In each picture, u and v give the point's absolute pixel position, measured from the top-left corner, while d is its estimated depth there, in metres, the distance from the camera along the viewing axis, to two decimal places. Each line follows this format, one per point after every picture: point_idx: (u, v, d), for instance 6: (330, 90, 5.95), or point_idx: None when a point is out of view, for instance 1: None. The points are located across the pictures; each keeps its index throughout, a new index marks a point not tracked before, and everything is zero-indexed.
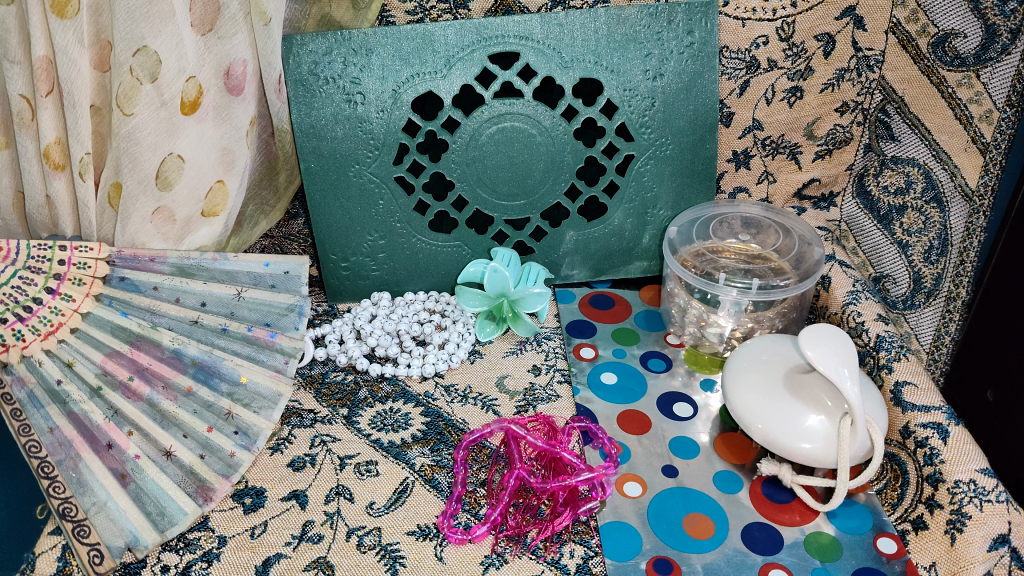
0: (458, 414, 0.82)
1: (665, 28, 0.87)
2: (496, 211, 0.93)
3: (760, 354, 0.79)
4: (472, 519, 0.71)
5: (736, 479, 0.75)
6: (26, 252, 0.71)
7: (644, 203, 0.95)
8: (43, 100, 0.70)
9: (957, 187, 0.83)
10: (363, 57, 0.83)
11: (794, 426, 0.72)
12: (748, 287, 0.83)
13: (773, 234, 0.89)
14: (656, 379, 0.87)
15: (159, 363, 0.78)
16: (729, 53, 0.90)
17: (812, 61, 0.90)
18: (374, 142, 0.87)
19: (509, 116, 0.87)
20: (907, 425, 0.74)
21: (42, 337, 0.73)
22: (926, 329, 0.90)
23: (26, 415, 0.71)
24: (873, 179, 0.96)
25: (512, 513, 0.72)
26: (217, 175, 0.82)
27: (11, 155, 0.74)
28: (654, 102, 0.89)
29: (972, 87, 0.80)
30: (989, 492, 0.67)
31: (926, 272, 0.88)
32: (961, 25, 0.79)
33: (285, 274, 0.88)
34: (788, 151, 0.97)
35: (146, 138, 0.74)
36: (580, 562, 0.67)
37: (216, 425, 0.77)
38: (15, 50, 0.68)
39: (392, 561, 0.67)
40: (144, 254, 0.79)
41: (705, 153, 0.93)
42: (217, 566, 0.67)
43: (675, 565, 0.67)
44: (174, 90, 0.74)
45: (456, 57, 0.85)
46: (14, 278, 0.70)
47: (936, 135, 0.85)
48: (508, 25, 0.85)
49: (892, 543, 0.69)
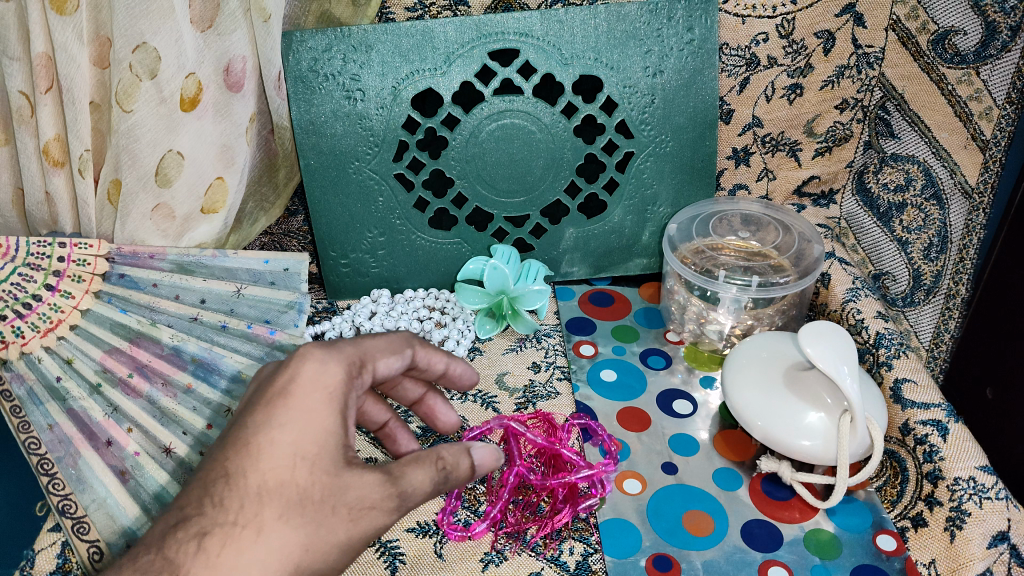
0: (458, 411, 0.82)
1: (665, 25, 0.87)
2: (497, 208, 0.93)
3: (760, 351, 0.79)
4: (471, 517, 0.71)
5: (736, 476, 0.75)
6: (26, 248, 0.74)
7: (644, 200, 0.95)
8: (43, 96, 0.70)
9: (957, 184, 0.84)
10: (363, 53, 0.83)
11: (794, 423, 0.72)
12: (748, 284, 0.83)
13: (773, 231, 0.89)
14: (656, 376, 0.87)
15: (159, 360, 0.77)
16: (729, 50, 0.89)
17: (812, 58, 0.90)
18: (374, 139, 0.87)
19: (509, 113, 0.87)
20: (906, 422, 0.74)
21: (42, 333, 0.75)
22: (925, 327, 0.91)
23: (26, 412, 0.71)
24: (873, 176, 0.95)
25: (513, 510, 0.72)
26: (217, 171, 0.81)
27: (11, 152, 0.75)
28: (654, 99, 0.89)
29: (972, 84, 0.80)
30: (989, 489, 0.67)
31: (926, 268, 0.89)
32: (960, 22, 0.79)
33: (285, 271, 0.86)
34: (788, 148, 0.97)
35: (145, 134, 0.74)
36: (580, 559, 0.68)
37: (215, 421, 0.75)
38: (15, 47, 0.68)
39: (392, 558, 0.67)
40: (144, 250, 0.79)
41: (705, 150, 0.93)
42: None
43: (675, 562, 0.67)
44: (173, 87, 0.74)
45: (456, 54, 0.85)
46: (14, 274, 0.74)
47: (936, 132, 0.85)
48: (508, 22, 0.85)
49: (892, 540, 0.69)
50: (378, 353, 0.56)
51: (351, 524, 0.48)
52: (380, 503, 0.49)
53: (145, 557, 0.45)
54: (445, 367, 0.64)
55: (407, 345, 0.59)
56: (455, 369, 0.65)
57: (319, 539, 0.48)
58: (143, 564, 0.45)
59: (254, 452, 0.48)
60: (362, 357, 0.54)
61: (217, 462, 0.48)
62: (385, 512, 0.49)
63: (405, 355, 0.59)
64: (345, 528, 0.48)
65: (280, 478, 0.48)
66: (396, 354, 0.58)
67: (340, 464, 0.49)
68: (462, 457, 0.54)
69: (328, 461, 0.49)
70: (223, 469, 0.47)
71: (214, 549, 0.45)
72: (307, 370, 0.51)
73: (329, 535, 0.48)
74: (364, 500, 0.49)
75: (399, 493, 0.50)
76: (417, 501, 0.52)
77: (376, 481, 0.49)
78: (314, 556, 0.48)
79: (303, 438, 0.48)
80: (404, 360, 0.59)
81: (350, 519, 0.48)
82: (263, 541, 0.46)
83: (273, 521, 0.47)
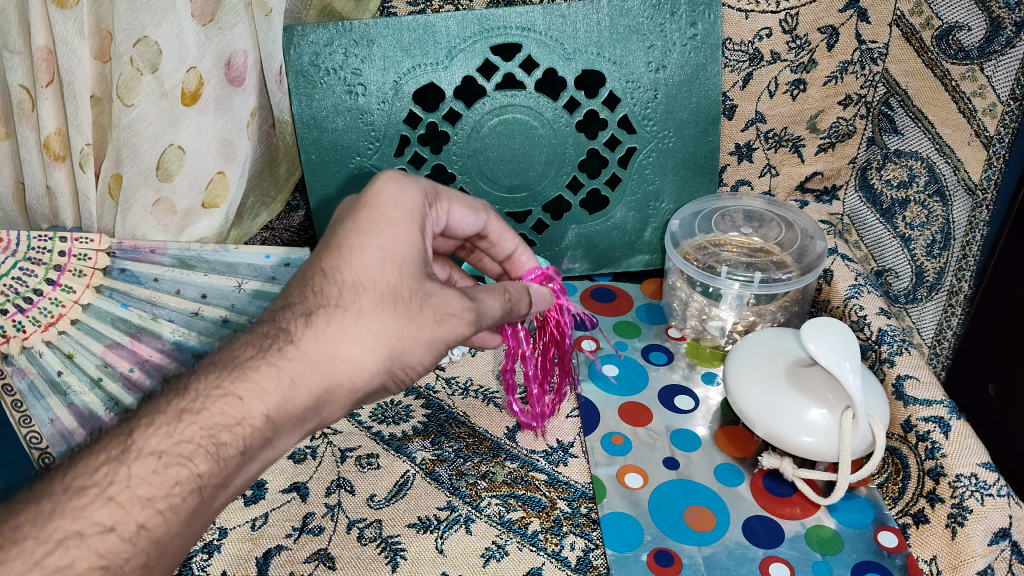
0: (459, 407, 0.82)
1: (668, 20, 0.86)
2: (497, 203, 0.93)
3: (761, 348, 0.79)
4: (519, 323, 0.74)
5: (737, 472, 0.75)
6: (26, 243, 0.73)
7: (646, 196, 0.95)
8: (43, 90, 0.70)
9: (959, 180, 0.84)
10: (364, 48, 0.83)
11: (796, 420, 0.72)
12: (750, 280, 0.83)
13: (775, 227, 0.89)
14: (657, 372, 0.86)
15: (160, 355, 0.78)
16: (733, 45, 0.89)
17: (816, 54, 0.89)
18: (374, 134, 0.87)
19: (511, 108, 0.87)
20: (908, 419, 0.74)
21: (41, 328, 0.74)
22: (927, 323, 0.91)
23: (26, 407, 0.73)
24: (875, 172, 0.95)
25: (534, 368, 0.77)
26: (218, 165, 0.81)
27: (12, 146, 0.75)
28: (657, 94, 0.89)
29: (976, 80, 0.80)
30: (990, 486, 0.67)
31: (928, 265, 0.89)
32: (965, 17, 0.79)
33: (286, 267, 0.85)
34: (790, 144, 0.96)
35: (146, 129, 0.74)
36: (581, 555, 0.67)
37: None
38: (15, 40, 0.68)
39: (392, 554, 0.67)
40: (145, 245, 0.79)
41: (707, 146, 0.93)
42: (217, 557, 0.67)
43: (675, 557, 0.67)
44: (174, 81, 0.73)
45: (457, 48, 0.84)
46: (14, 269, 0.73)
47: (940, 129, 0.85)
48: (509, 17, 0.84)
49: (893, 537, 0.69)
50: (455, 202, 0.61)
51: (435, 325, 0.53)
52: (460, 313, 0.54)
53: (262, 326, 0.51)
54: (513, 249, 0.70)
55: (483, 208, 0.65)
56: (520, 255, 0.71)
57: (409, 331, 0.52)
58: (261, 333, 0.51)
59: (342, 251, 0.52)
60: (443, 200, 0.60)
61: (314, 264, 0.52)
62: (463, 322, 0.54)
63: (479, 218, 0.64)
64: (429, 325, 0.52)
65: (370, 274, 0.51)
66: (470, 211, 0.63)
67: (422, 275, 0.53)
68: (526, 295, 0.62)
69: (413, 268, 0.52)
70: (320, 267, 0.52)
71: (319, 324, 0.50)
72: (387, 190, 0.54)
73: (417, 327, 0.52)
74: (447, 308, 0.53)
75: (476, 313, 0.55)
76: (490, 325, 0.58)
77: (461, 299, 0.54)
78: (405, 344, 0.52)
79: (387, 244, 0.52)
80: (476, 222, 0.64)
81: (434, 319, 0.53)
82: (362, 323, 0.50)
83: (370, 306, 0.51)
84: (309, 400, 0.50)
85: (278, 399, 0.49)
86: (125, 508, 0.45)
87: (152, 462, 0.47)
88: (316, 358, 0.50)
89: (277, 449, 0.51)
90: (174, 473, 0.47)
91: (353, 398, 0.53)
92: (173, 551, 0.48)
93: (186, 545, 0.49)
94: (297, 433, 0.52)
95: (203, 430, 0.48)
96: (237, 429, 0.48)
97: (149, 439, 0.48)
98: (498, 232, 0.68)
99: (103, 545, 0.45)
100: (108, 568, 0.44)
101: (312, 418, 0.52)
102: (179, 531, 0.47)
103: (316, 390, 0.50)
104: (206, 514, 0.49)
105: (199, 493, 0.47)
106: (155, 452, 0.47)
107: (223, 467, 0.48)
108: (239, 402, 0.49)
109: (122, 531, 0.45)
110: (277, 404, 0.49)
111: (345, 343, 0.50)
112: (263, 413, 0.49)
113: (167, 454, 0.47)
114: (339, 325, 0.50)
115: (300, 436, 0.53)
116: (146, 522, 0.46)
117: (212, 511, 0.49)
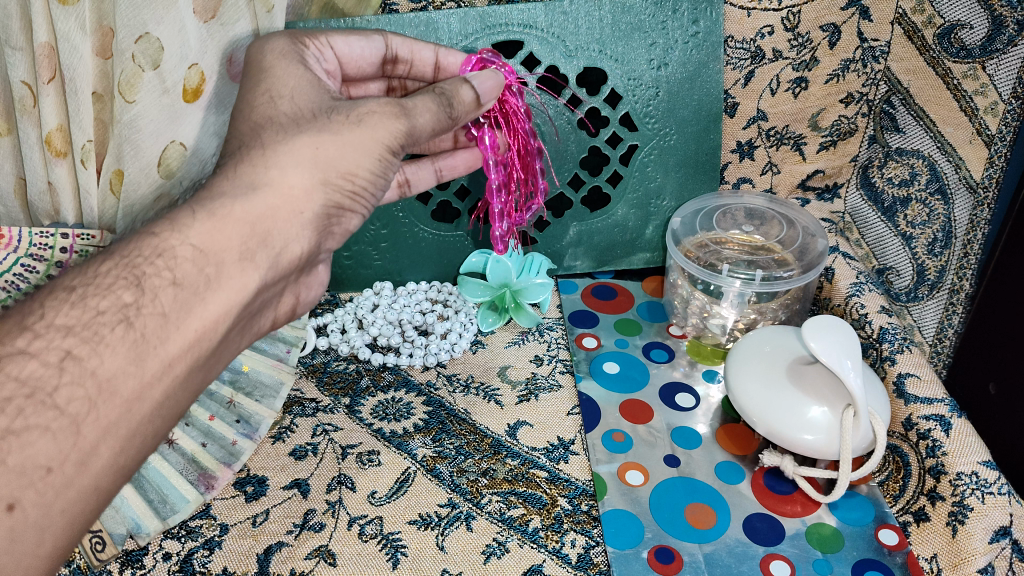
0: (460, 404, 0.82)
1: (670, 17, 0.86)
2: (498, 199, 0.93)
3: (763, 345, 0.79)
4: (481, 120, 0.72)
5: (737, 470, 0.75)
6: (29, 239, 0.68)
7: (647, 194, 0.96)
8: (44, 86, 0.70)
9: (962, 179, 0.84)
10: None
11: (796, 418, 0.72)
12: (751, 278, 0.83)
13: (777, 225, 0.89)
14: (658, 369, 0.86)
15: None
16: (735, 43, 0.88)
17: (818, 52, 0.89)
18: None
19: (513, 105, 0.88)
20: (909, 417, 0.74)
21: None
22: (929, 322, 0.91)
23: None
24: (877, 170, 0.95)
25: (504, 168, 0.75)
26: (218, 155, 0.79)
27: (14, 142, 0.75)
28: (659, 91, 0.89)
29: (977, 79, 0.79)
30: (991, 484, 0.67)
31: (930, 264, 0.89)
32: (967, 15, 0.78)
33: None
34: (793, 142, 0.96)
35: (148, 126, 0.73)
36: (582, 552, 0.67)
37: (218, 414, 0.78)
38: (17, 36, 0.68)
39: (393, 550, 0.67)
40: None
41: (709, 143, 0.93)
42: (217, 553, 0.67)
43: (676, 554, 0.67)
44: (176, 77, 0.72)
45: (459, 45, 0.84)
46: (16, 265, 0.69)
47: (942, 127, 0.85)
48: (512, 14, 0.83)
49: (894, 535, 0.69)
50: (335, 33, 0.63)
51: (355, 126, 0.51)
52: (381, 109, 0.52)
53: None
54: (433, 57, 0.70)
55: (377, 33, 0.66)
56: (446, 58, 0.70)
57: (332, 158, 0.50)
58: None
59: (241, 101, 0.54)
60: (319, 36, 0.62)
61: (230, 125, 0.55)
62: (387, 116, 0.52)
63: (372, 41, 0.66)
64: (347, 128, 0.51)
65: (265, 113, 0.52)
66: (354, 36, 0.64)
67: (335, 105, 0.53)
68: (462, 88, 0.57)
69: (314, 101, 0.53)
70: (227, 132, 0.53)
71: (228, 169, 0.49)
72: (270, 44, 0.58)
73: (332, 133, 0.51)
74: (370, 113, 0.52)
75: (402, 106, 0.53)
76: (430, 129, 0.55)
77: (393, 115, 0.52)
78: (326, 154, 0.50)
79: (274, 87, 0.54)
80: (373, 47, 0.66)
81: (352, 121, 0.51)
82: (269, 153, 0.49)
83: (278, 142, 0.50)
84: (245, 234, 0.47)
85: (201, 231, 0.46)
86: (43, 336, 0.40)
87: (64, 296, 0.42)
88: (232, 190, 0.48)
89: (232, 289, 0.46)
90: (94, 303, 0.42)
91: (306, 224, 0.50)
92: (131, 419, 0.41)
93: (145, 410, 0.42)
94: (254, 270, 0.48)
95: (121, 262, 0.43)
96: (163, 261, 0.44)
97: (66, 278, 0.44)
98: (405, 46, 0.68)
99: (23, 370, 0.39)
100: (33, 396, 0.38)
101: (265, 253, 0.48)
102: (127, 369, 0.41)
103: (245, 219, 0.47)
104: (160, 357, 0.42)
105: (133, 326, 0.42)
106: (68, 287, 0.43)
107: (157, 298, 0.43)
108: (154, 238, 0.45)
109: (45, 358, 0.40)
110: (202, 236, 0.45)
111: (264, 168, 0.49)
112: (189, 245, 0.45)
113: (83, 288, 0.42)
114: (249, 162, 0.49)
115: (261, 277, 0.48)
116: (72, 349, 0.40)
117: (173, 369, 0.43)
